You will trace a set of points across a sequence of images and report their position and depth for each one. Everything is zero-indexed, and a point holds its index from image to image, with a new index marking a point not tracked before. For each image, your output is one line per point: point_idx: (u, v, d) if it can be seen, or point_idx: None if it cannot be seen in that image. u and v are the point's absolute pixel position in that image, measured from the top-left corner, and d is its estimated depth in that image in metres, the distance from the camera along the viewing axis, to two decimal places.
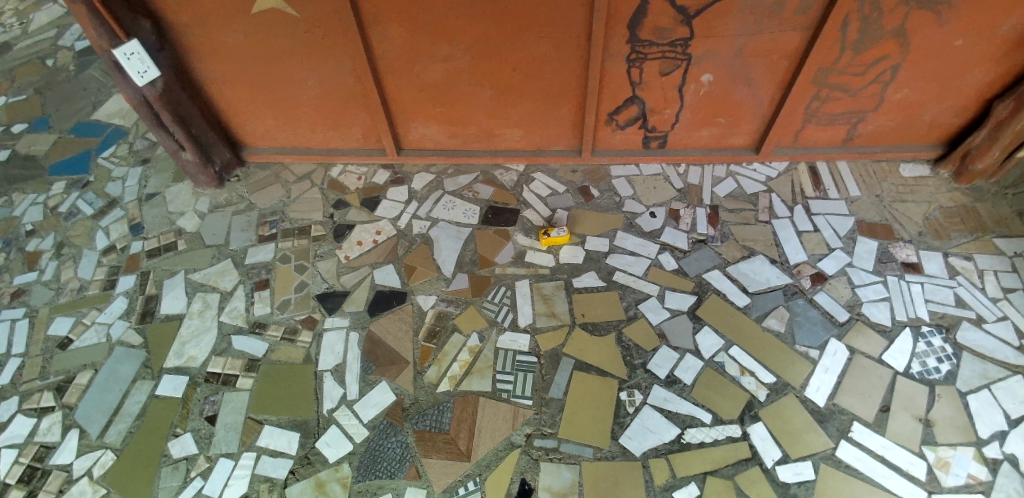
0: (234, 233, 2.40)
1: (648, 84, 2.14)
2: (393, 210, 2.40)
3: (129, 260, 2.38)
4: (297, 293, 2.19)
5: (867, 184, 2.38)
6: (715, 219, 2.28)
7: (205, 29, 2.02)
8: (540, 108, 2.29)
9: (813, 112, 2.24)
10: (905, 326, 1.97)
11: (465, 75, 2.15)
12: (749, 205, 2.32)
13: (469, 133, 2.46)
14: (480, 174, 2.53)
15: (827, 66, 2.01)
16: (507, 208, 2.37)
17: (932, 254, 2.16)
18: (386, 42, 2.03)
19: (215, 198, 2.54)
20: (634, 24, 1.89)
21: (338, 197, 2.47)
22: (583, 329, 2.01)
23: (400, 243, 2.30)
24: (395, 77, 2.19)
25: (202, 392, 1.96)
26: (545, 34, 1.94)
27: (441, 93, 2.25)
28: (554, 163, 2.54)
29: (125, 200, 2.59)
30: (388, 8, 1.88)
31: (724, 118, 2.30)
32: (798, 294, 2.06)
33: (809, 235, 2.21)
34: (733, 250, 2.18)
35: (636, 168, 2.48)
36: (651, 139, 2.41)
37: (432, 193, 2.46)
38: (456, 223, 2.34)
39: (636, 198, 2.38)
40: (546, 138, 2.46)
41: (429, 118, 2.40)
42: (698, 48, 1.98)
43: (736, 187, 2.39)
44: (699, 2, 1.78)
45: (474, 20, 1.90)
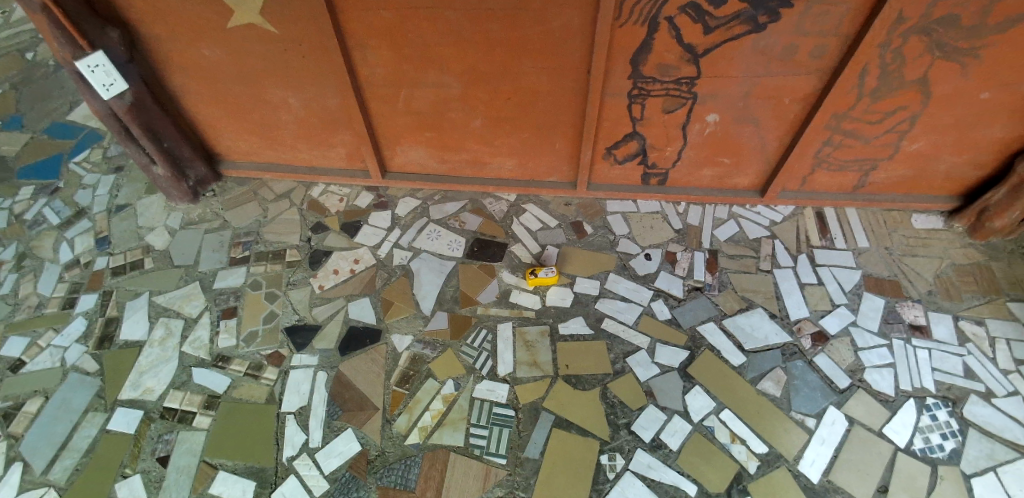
0: (204, 253, 2.27)
1: (649, 120, 1.99)
2: (373, 237, 2.26)
3: (92, 276, 2.25)
4: (265, 325, 2.05)
5: (876, 235, 2.25)
6: (714, 265, 2.14)
7: (178, 41, 1.89)
8: (534, 139, 2.16)
9: (823, 157, 2.10)
10: (910, 397, 1.83)
11: (455, 102, 2.02)
12: (750, 252, 2.18)
13: (458, 159, 2.32)
14: (468, 202, 2.39)
15: (841, 111, 1.87)
16: (494, 242, 2.23)
17: (942, 316, 2.02)
18: (373, 64, 1.90)
19: (187, 214, 2.40)
20: (636, 59, 1.75)
21: (316, 220, 2.32)
22: (566, 382, 1.87)
23: (379, 273, 2.16)
24: (382, 99, 2.06)
25: (157, 430, 1.82)
26: (542, 65, 1.81)
27: (430, 118, 2.12)
28: (546, 195, 2.40)
29: (93, 210, 2.46)
30: (377, 30, 1.75)
31: (728, 158, 2.14)
32: (797, 355, 1.93)
33: (812, 288, 2.08)
34: (730, 301, 2.05)
35: (634, 205, 2.35)
36: (650, 176, 2.26)
37: (415, 220, 2.31)
38: (439, 256, 2.20)
39: (632, 237, 2.23)
40: (539, 168, 2.32)
41: (417, 142, 2.26)
42: (704, 87, 1.84)
43: (738, 230, 2.25)
44: (708, 41, 1.65)
45: (467, 47, 1.77)
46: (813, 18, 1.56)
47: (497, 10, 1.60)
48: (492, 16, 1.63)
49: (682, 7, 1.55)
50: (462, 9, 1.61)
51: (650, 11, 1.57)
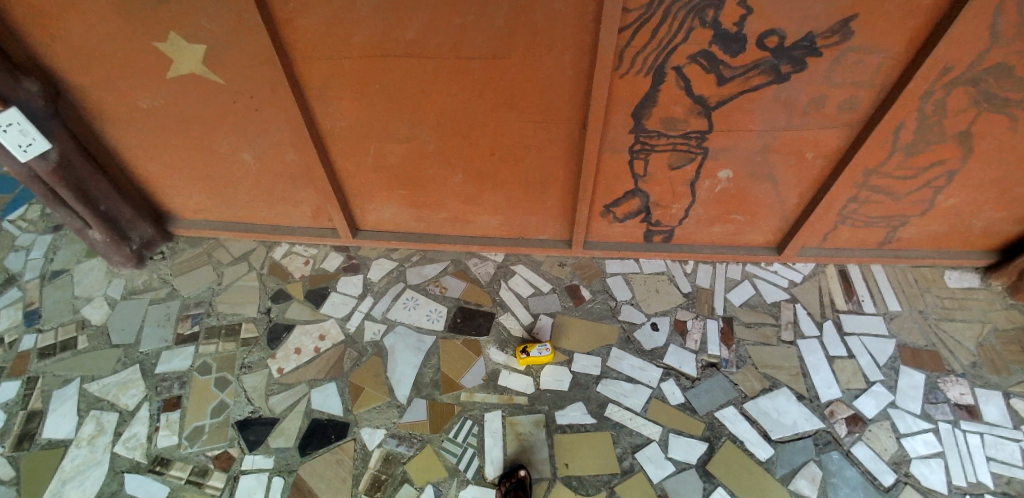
0: (147, 329, 1.98)
1: (654, 176, 1.75)
2: (342, 307, 1.98)
3: (16, 358, 1.93)
4: (212, 419, 1.75)
5: (908, 296, 2.01)
6: (730, 336, 1.88)
7: (110, 93, 1.63)
8: (523, 195, 1.91)
9: (848, 214, 1.87)
10: (965, 493, 1.54)
11: (432, 156, 1.77)
12: (770, 319, 1.93)
13: (438, 217, 2.06)
14: (450, 263, 2.14)
15: (872, 166, 1.65)
16: (480, 311, 1.97)
17: (991, 393, 1.76)
18: (336, 117, 1.65)
19: (131, 281, 2.12)
20: (638, 113, 1.52)
21: (277, 287, 2.05)
22: (566, 486, 1.56)
23: (348, 352, 1.87)
24: (349, 154, 1.80)
25: None
26: (530, 118, 1.57)
27: (404, 174, 1.87)
28: (537, 254, 2.15)
29: (25, 278, 2.17)
30: (339, 79, 1.50)
31: (741, 215, 1.91)
32: (832, 445, 1.66)
33: (842, 363, 1.83)
34: (751, 381, 1.79)
35: (635, 264, 2.10)
36: (654, 233, 2.01)
37: (391, 285, 2.05)
38: (416, 329, 1.92)
39: (635, 303, 1.97)
40: (529, 225, 2.07)
41: (391, 198, 2.00)
42: (718, 140, 1.60)
43: (754, 293, 2.00)
44: (721, 93, 1.43)
45: (443, 99, 1.53)
46: (845, 68, 1.34)
47: (478, 56, 1.37)
48: (471, 63, 1.40)
49: (693, 55, 1.33)
50: (437, 55, 1.38)
51: (655, 58, 1.34)
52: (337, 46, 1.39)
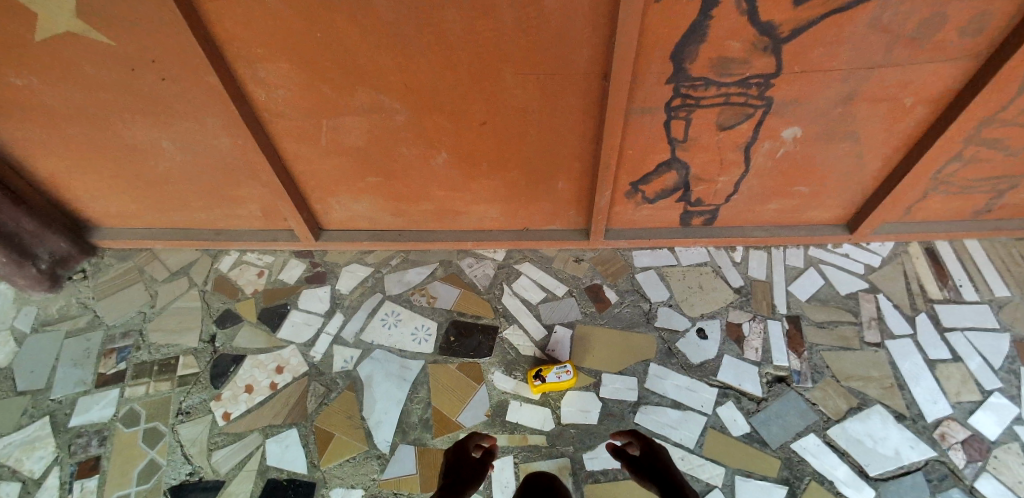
0: (61, 370, 1.57)
1: (697, 141, 1.33)
2: (305, 330, 1.57)
3: None
4: (139, 487, 1.34)
5: (1015, 277, 1.60)
6: (800, 342, 1.47)
7: None
8: (526, 179, 1.49)
9: (943, 177, 1.45)
10: None
11: (405, 135, 1.34)
12: (848, 316, 1.52)
13: (421, 211, 1.65)
14: (438, 266, 1.72)
15: (992, 112, 1.22)
16: (479, 325, 1.55)
17: None
18: (271, 85, 1.22)
19: (44, 309, 1.70)
20: (681, 55, 1.09)
21: (224, 307, 1.63)
22: None
23: (312, 387, 1.46)
24: (297, 134, 1.37)
25: None
26: (532, 74, 1.14)
27: (370, 162, 1.43)
28: (547, 248, 1.74)
29: None
30: (264, 29, 1.06)
31: (805, 187, 1.49)
32: (950, 480, 1.25)
33: (946, 368, 1.43)
34: (834, 399, 1.38)
35: (670, 255, 1.68)
36: (693, 214, 1.61)
37: (366, 298, 1.63)
38: (399, 353, 1.51)
39: (675, 305, 1.56)
40: (535, 216, 1.65)
41: (358, 194, 1.57)
42: (784, 88, 1.18)
43: (823, 283, 1.59)
44: (798, 17, 1.00)
45: (412, 53, 1.10)
46: None
47: None
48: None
49: None
50: None
51: None
52: None
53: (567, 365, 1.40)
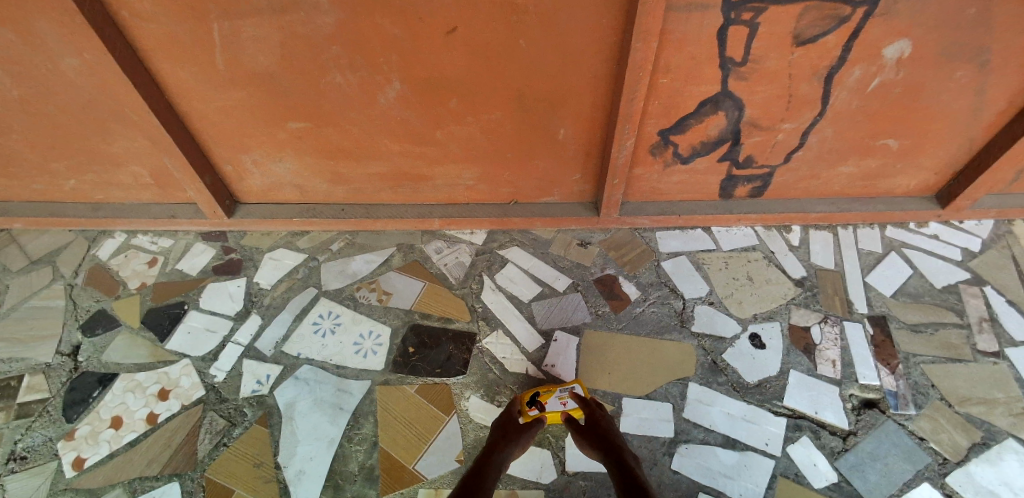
0: None
1: (760, 63, 0.92)
2: (206, 339, 1.12)
3: None
4: None
5: None
6: (890, 352, 1.07)
7: None
8: (514, 124, 1.07)
9: None
10: None
11: (337, 49, 0.91)
12: (950, 317, 1.12)
13: (373, 174, 1.22)
14: (398, 251, 1.29)
15: None
16: (448, 331, 1.12)
17: None
18: None
19: None
20: None
21: (98, 308, 1.19)
22: None
23: (206, 419, 1.01)
24: (172, 51, 0.92)
25: None
26: None
27: (293, 93, 1.01)
28: (542, 228, 1.32)
29: None
30: None
31: (894, 140, 1.10)
32: None
33: None
34: (949, 432, 0.97)
35: (706, 237, 1.28)
36: (738, 182, 1.22)
37: (296, 295, 1.19)
38: (336, 370, 1.07)
39: (717, 303, 1.15)
40: (526, 180, 1.24)
41: (284, 147, 1.14)
42: None
43: (912, 273, 1.19)
44: None
45: None
46: None
47: None
48: None
49: None
50: None
51: None
52: None
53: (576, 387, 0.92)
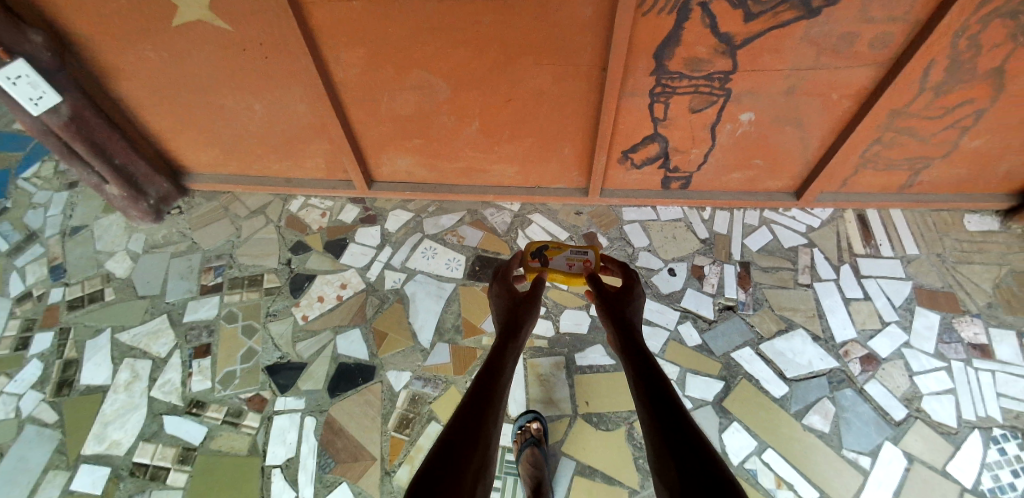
0: (171, 282, 2.01)
1: (674, 121, 1.71)
2: (361, 258, 2.00)
3: (47, 311, 2.00)
4: (243, 365, 1.82)
5: (926, 241, 2.00)
6: (747, 281, 1.90)
7: (114, 43, 1.58)
8: (538, 146, 1.89)
9: (870, 157, 1.83)
10: (974, 428, 1.61)
11: (446, 107, 1.73)
12: (788, 263, 1.94)
13: (451, 167, 2.03)
14: (466, 214, 2.13)
15: (898, 108, 1.59)
16: (498, 259, 1.98)
17: (1004, 333, 1.77)
18: (347, 67, 1.61)
19: (152, 236, 2.13)
20: (661, 55, 1.45)
21: (296, 239, 2.07)
22: (586, 422, 1.67)
23: (369, 300, 1.91)
24: (360, 106, 1.76)
25: (126, 489, 1.65)
26: (546, 66, 1.53)
27: (417, 125, 1.83)
28: (554, 203, 2.15)
29: (46, 233, 2.19)
30: (347, 26, 1.45)
31: (762, 161, 1.89)
32: (845, 383, 1.70)
33: (858, 305, 1.85)
34: (768, 323, 1.82)
35: (653, 212, 2.10)
36: (672, 181, 2.01)
37: (409, 236, 2.05)
38: (436, 277, 1.95)
39: (653, 250, 1.98)
40: (544, 175, 2.06)
41: (406, 150, 1.96)
42: (741, 82, 1.53)
43: (772, 239, 2.00)
44: (749, 29, 1.35)
45: (456, 46, 1.48)
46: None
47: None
48: (486, 7, 1.33)
49: None
50: None
51: None
52: None
53: (582, 255, 1.43)
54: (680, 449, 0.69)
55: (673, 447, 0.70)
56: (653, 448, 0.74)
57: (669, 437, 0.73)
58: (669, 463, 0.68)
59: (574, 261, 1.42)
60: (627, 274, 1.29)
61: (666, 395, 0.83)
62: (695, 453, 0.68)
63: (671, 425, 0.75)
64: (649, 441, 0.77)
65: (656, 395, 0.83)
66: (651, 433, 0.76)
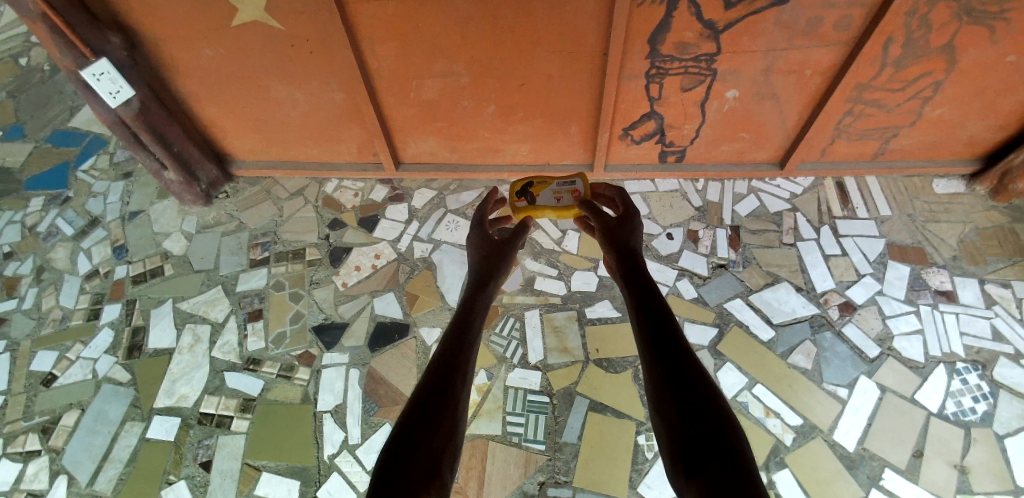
0: (223, 256, 2.28)
1: (667, 99, 1.95)
2: (392, 231, 2.30)
3: (113, 286, 2.25)
4: (292, 325, 2.05)
5: (898, 202, 2.23)
6: (737, 242, 2.14)
7: (181, 43, 1.82)
8: (548, 125, 2.12)
9: (844, 127, 2.05)
10: (940, 362, 1.79)
11: (467, 90, 1.96)
12: (773, 226, 2.18)
13: (471, 148, 2.30)
14: (483, 190, 2.41)
15: (863, 82, 1.81)
16: None
17: (968, 280, 1.98)
18: (380, 56, 1.84)
19: (203, 217, 2.42)
20: (654, 40, 1.69)
21: (333, 217, 2.35)
22: (598, 366, 1.88)
23: (401, 267, 2.18)
24: (390, 91, 2.00)
25: (195, 436, 1.81)
26: (556, 51, 1.76)
27: (441, 108, 2.07)
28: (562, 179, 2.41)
29: (108, 218, 2.49)
30: (384, 21, 1.68)
31: (747, 134, 2.12)
32: (825, 326, 1.90)
33: (837, 260, 2.08)
34: (756, 277, 2.05)
35: (651, 184, 2.35)
36: (669, 154, 2.25)
37: (433, 211, 2.35)
38: (459, 247, 2.23)
39: (652, 218, 2.23)
40: (554, 154, 2.31)
41: (429, 133, 2.23)
42: (724, 63, 1.77)
43: (759, 205, 2.25)
44: (729, 16, 1.58)
45: (479, 37, 1.72)
46: None
47: None
48: (504, 2, 1.57)
49: None
50: None
51: None
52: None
53: (567, 187, 1.54)
54: (681, 384, 0.69)
55: (674, 382, 0.70)
56: (651, 379, 0.74)
57: (669, 370, 0.72)
58: (669, 398, 0.68)
59: (560, 193, 1.54)
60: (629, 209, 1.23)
61: (665, 327, 0.80)
62: (697, 390, 0.68)
63: (671, 358, 0.74)
64: (647, 373, 0.76)
65: (654, 326, 0.81)
66: (649, 366, 0.76)
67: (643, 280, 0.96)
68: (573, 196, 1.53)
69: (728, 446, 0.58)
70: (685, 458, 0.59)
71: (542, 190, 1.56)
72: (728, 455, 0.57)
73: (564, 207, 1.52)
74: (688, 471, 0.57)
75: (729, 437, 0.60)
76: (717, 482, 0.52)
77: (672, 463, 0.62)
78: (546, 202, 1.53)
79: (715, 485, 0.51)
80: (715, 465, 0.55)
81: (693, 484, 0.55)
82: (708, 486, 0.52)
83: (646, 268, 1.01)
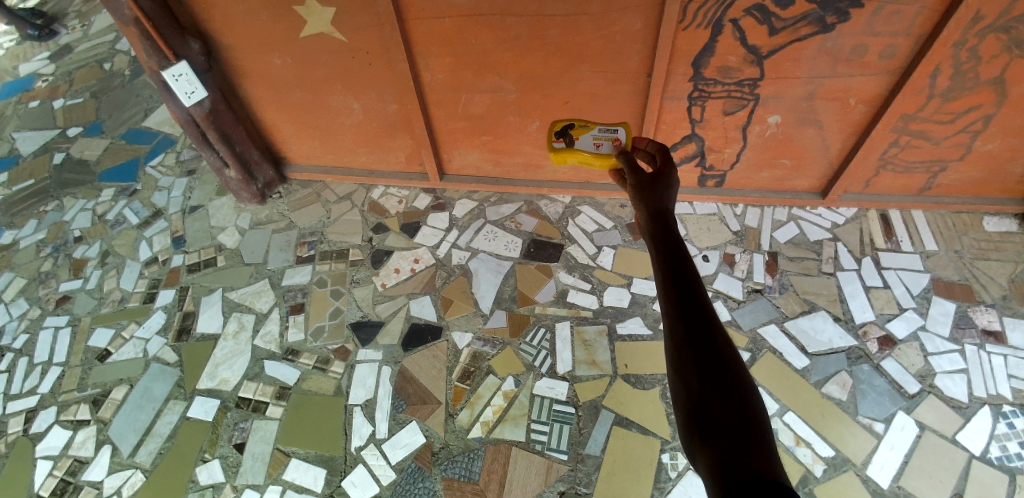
0: (273, 252, 2.41)
1: (709, 122, 2.01)
2: (432, 238, 2.40)
3: (169, 273, 2.40)
4: (331, 320, 2.13)
5: (945, 238, 2.18)
6: (774, 268, 2.14)
7: (254, 51, 2.00)
8: None
9: (889, 158, 2.05)
10: (984, 403, 1.71)
11: (514, 106, 2.07)
12: (812, 254, 2.18)
13: (513, 162, 2.41)
14: (523, 204, 2.51)
15: (910, 112, 1.82)
16: (550, 243, 2.33)
17: (1019, 322, 1.90)
18: (434, 71, 1.98)
19: (256, 215, 2.58)
20: (698, 62, 1.77)
21: (377, 221, 2.49)
22: (626, 381, 1.88)
23: (439, 272, 2.27)
24: (440, 105, 2.13)
25: (233, 418, 1.89)
26: (600, 70, 1.85)
27: (488, 122, 2.18)
28: (601, 197, 2.50)
29: (169, 211, 2.68)
30: (439, 37, 1.83)
31: (788, 160, 2.15)
32: (863, 359, 1.85)
33: (878, 292, 2.04)
34: (791, 304, 2.03)
35: (689, 206, 2.39)
36: (708, 178, 2.32)
37: (473, 221, 2.45)
38: (496, 256, 2.31)
39: (689, 239, 2.26)
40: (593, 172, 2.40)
41: (474, 146, 2.35)
42: (766, 88, 1.83)
43: (798, 232, 2.25)
44: (773, 42, 1.65)
45: (526, 54, 1.83)
46: (883, 18, 1.53)
47: (558, 14, 1.65)
48: (551, 23, 1.69)
49: (748, 9, 1.57)
50: (522, 14, 1.67)
51: (714, 13, 1.60)
52: (439, 8, 1.71)
53: (618, 133, 1.49)
54: (704, 351, 0.69)
55: (696, 350, 0.69)
56: (673, 343, 0.73)
57: (693, 336, 0.71)
58: (690, 367, 0.68)
59: (601, 140, 1.51)
60: (664, 152, 1.13)
61: (693, 292, 0.77)
62: (718, 359, 0.68)
63: (695, 323, 0.73)
64: (670, 335, 0.75)
65: (681, 291, 0.78)
66: (673, 331, 0.75)
67: (673, 236, 0.91)
68: (612, 145, 1.49)
69: (745, 417, 0.59)
70: (701, 426, 0.61)
71: (581, 135, 1.53)
72: (742, 426, 0.58)
73: (602, 154, 1.50)
74: (704, 438, 0.59)
75: (745, 408, 0.61)
76: (731, 451, 0.54)
77: (687, 429, 0.64)
78: (584, 146, 1.50)
79: (726, 457, 0.54)
80: (729, 435, 0.57)
81: (708, 451, 0.57)
82: (723, 458, 0.54)
83: (674, 223, 0.94)
